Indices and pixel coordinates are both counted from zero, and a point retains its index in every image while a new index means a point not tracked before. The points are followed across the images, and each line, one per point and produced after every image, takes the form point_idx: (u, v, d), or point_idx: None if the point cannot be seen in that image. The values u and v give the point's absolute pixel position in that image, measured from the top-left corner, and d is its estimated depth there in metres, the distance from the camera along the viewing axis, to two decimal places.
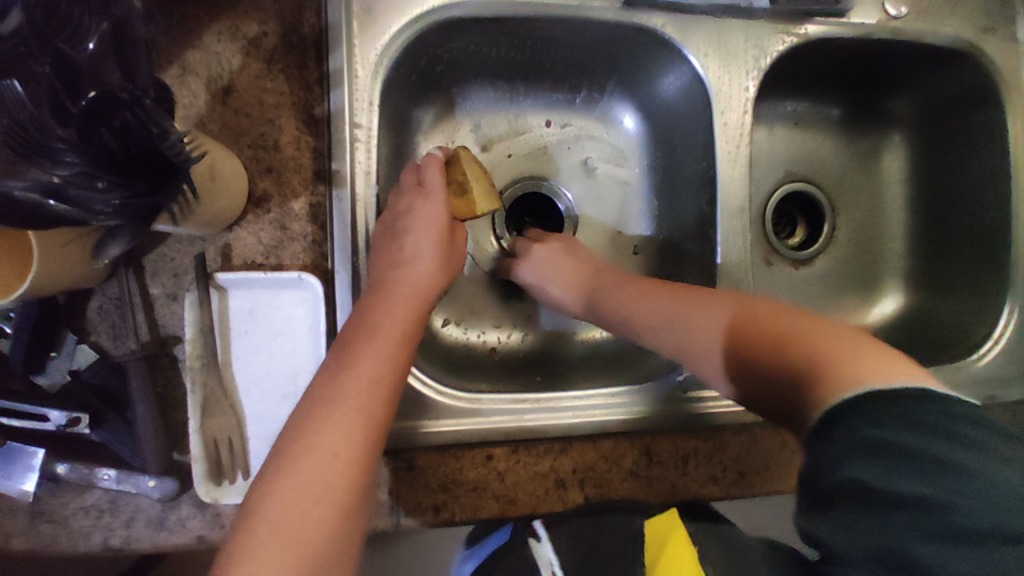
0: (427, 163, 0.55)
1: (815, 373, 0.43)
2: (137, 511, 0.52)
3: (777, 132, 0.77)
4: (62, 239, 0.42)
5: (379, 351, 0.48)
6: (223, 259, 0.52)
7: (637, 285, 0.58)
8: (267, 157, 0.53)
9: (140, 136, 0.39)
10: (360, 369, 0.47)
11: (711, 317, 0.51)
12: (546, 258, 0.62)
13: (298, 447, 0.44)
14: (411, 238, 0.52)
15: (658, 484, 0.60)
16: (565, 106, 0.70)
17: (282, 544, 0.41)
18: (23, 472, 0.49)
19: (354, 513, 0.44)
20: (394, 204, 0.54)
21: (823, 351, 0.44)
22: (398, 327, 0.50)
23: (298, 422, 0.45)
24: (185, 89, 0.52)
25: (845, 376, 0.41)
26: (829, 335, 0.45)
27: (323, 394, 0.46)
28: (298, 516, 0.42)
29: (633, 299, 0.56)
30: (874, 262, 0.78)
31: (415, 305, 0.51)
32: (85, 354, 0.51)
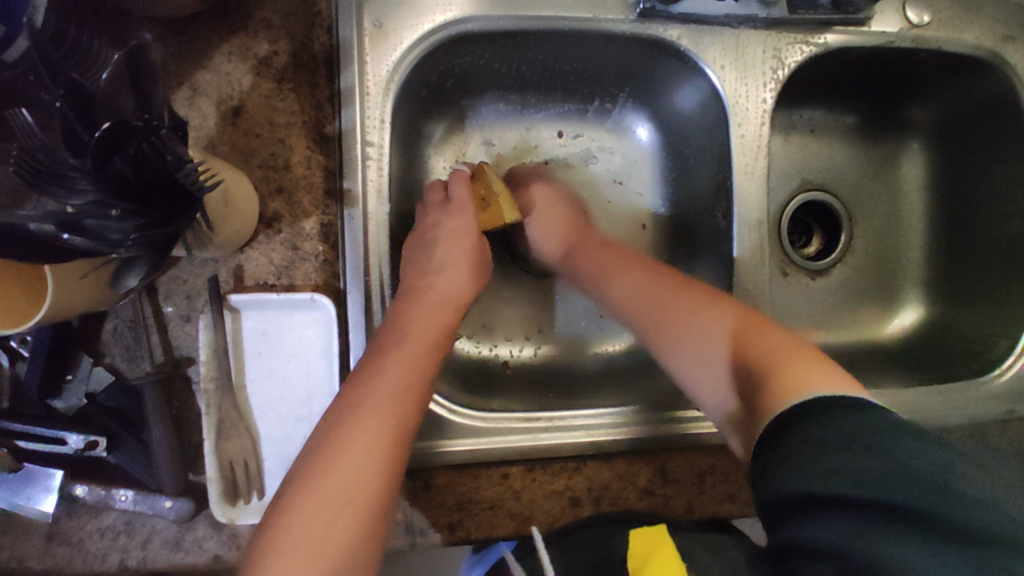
0: (454, 179, 0.57)
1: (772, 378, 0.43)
2: (153, 533, 0.52)
3: (793, 140, 0.75)
4: (80, 269, 0.42)
5: (400, 365, 0.47)
6: (235, 280, 0.52)
7: (610, 252, 0.61)
8: (278, 177, 0.52)
9: (155, 164, 0.38)
10: (386, 380, 0.47)
11: (687, 304, 0.52)
12: (541, 198, 0.64)
13: (329, 452, 0.44)
14: (441, 249, 0.54)
15: (674, 501, 0.60)
16: (577, 117, 0.70)
17: (307, 550, 0.41)
18: (42, 492, 0.49)
19: (374, 533, 0.43)
20: (423, 220, 0.56)
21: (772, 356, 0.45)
22: (421, 343, 0.49)
23: (320, 439, 0.45)
24: (195, 110, 0.51)
25: (793, 382, 0.42)
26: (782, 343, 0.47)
27: (354, 401, 0.46)
28: (326, 521, 0.42)
29: (619, 270, 0.58)
30: (892, 272, 0.76)
31: (437, 321, 0.51)
32: (102, 377, 0.51)
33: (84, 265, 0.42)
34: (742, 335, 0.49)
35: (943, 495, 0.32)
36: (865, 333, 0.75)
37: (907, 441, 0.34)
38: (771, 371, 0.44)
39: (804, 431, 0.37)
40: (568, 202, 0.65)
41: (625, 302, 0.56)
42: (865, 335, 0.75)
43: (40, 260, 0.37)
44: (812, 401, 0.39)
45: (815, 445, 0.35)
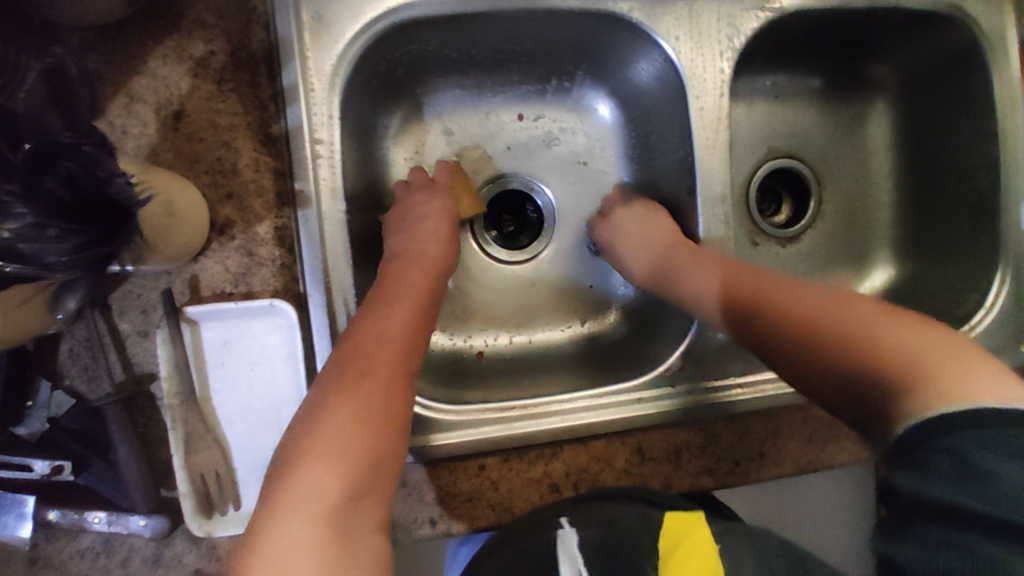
0: (438, 166, 0.64)
1: (903, 383, 0.43)
2: (132, 551, 0.51)
3: (757, 107, 0.74)
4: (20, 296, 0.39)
5: (389, 330, 0.48)
6: (191, 291, 0.51)
7: (703, 260, 0.57)
8: (226, 182, 0.51)
9: (89, 182, 0.36)
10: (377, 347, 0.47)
11: (733, 300, 0.54)
12: (622, 225, 0.64)
13: (322, 418, 0.43)
14: (421, 223, 0.58)
15: (652, 479, 0.60)
16: (537, 98, 0.68)
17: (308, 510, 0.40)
18: (18, 519, 0.48)
19: (377, 487, 0.43)
20: (401, 196, 0.60)
21: (911, 353, 0.44)
22: (407, 309, 0.50)
23: (310, 407, 0.45)
24: (134, 118, 0.49)
25: (940, 389, 0.41)
26: (919, 335, 0.45)
27: (345, 368, 0.46)
28: (324, 481, 0.41)
29: (711, 277, 0.56)
30: (862, 234, 0.76)
31: (420, 290, 0.53)
32: (62, 401, 0.50)
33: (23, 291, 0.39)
34: (870, 334, 0.47)
35: None
36: None
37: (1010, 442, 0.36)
38: (916, 367, 0.43)
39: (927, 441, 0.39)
40: (652, 213, 0.63)
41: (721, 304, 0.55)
42: None
43: None
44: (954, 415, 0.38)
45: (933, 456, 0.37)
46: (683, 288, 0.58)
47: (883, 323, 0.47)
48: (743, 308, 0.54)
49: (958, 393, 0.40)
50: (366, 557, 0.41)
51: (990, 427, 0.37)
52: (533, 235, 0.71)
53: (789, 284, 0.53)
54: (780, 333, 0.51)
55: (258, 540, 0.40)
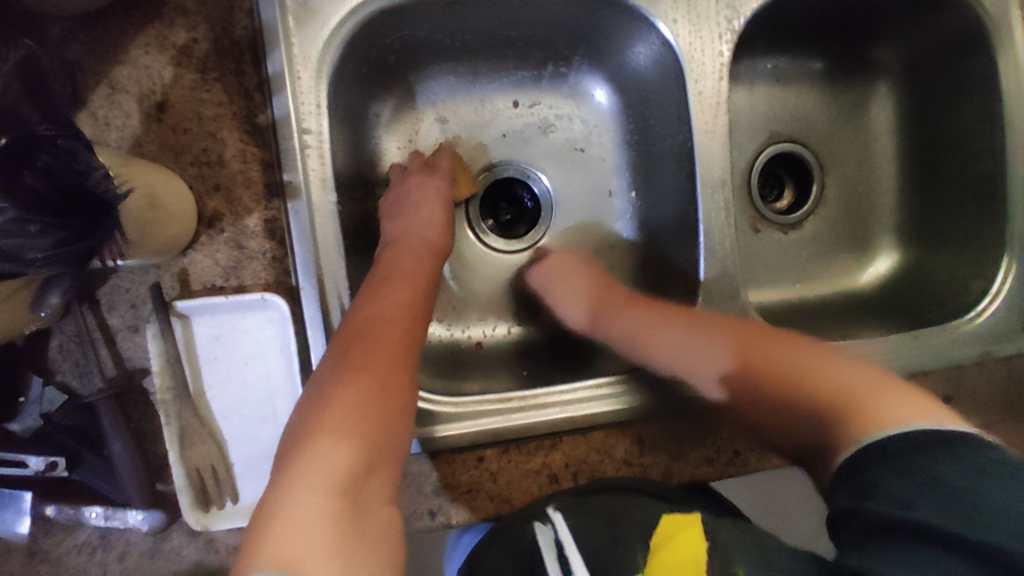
0: (440, 151, 0.63)
1: (837, 412, 0.48)
2: (130, 545, 0.51)
3: (758, 90, 0.73)
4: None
5: (395, 308, 0.49)
6: (181, 285, 0.50)
7: (639, 307, 0.62)
8: (213, 174, 0.50)
9: (70, 176, 0.35)
10: (386, 325, 0.48)
11: (672, 339, 0.58)
12: (553, 271, 0.66)
13: (334, 390, 0.44)
14: (423, 208, 0.58)
15: (652, 469, 0.60)
16: (532, 84, 0.67)
17: (321, 479, 0.40)
18: (17, 515, 0.49)
19: (388, 459, 0.44)
20: (400, 182, 0.60)
21: (839, 385, 0.50)
22: (410, 289, 0.51)
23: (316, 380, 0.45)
24: (117, 109, 0.48)
25: (871, 418, 0.46)
26: (849, 369, 0.51)
27: (355, 342, 0.46)
28: (338, 451, 0.41)
29: (646, 322, 0.60)
30: (866, 220, 0.75)
31: (421, 272, 0.54)
32: (54, 397, 0.49)
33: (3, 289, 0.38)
34: (771, 360, 0.54)
35: (978, 510, 0.37)
36: (841, 283, 0.74)
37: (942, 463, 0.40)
38: (842, 399, 0.49)
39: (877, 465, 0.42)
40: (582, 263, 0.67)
41: (670, 356, 0.58)
42: (842, 285, 0.74)
43: None
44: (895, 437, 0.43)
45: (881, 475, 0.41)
46: (624, 333, 0.61)
47: (787, 350, 0.54)
48: (676, 350, 0.58)
49: (890, 414, 0.45)
50: (377, 525, 0.41)
51: (924, 447, 0.41)
52: (531, 224, 0.70)
53: (711, 321, 0.58)
54: (731, 376, 0.56)
55: (272, 508, 0.40)
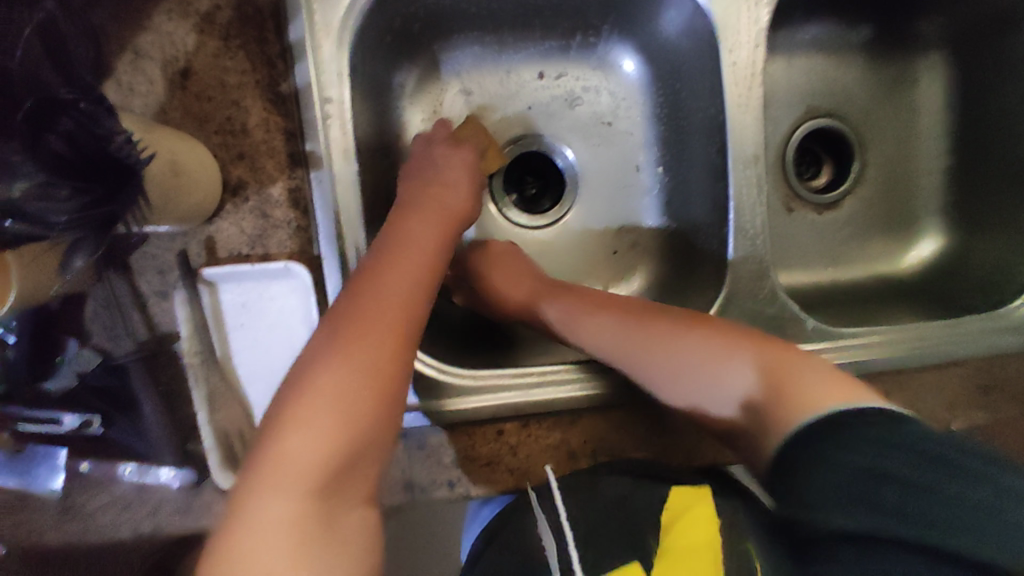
0: (468, 121, 0.62)
1: (773, 398, 0.46)
2: (163, 500, 0.53)
3: (797, 61, 0.69)
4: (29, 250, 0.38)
5: (399, 298, 0.45)
6: (208, 252, 0.51)
7: (568, 293, 0.58)
8: (237, 142, 0.50)
9: (90, 141, 0.37)
10: (368, 323, 0.43)
11: (602, 331, 0.55)
12: (491, 257, 0.61)
13: (303, 392, 0.41)
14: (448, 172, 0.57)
15: (672, 449, 0.60)
16: (559, 54, 0.65)
17: (283, 491, 0.38)
18: (51, 472, 0.52)
19: (360, 470, 0.41)
20: (429, 146, 0.59)
21: (762, 364, 0.48)
22: (417, 277, 0.47)
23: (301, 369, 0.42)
24: (141, 76, 0.49)
25: (803, 399, 0.44)
26: (770, 350, 0.50)
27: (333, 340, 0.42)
28: (302, 462, 0.39)
29: (578, 308, 0.57)
30: (908, 202, 0.71)
31: (431, 257, 0.49)
32: (90, 359, 0.50)
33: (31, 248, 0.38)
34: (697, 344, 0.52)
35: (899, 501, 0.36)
36: (878, 267, 0.71)
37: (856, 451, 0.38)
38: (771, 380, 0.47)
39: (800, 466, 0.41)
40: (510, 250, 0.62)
41: (603, 344, 0.54)
42: (880, 269, 0.71)
43: None
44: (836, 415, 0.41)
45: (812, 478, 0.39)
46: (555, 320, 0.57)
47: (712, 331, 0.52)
48: (609, 340, 0.55)
49: (819, 394, 0.44)
50: (351, 532, 0.41)
51: (845, 433, 0.40)
52: (556, 199, 0.68)
53: (632, 310, 0.56)
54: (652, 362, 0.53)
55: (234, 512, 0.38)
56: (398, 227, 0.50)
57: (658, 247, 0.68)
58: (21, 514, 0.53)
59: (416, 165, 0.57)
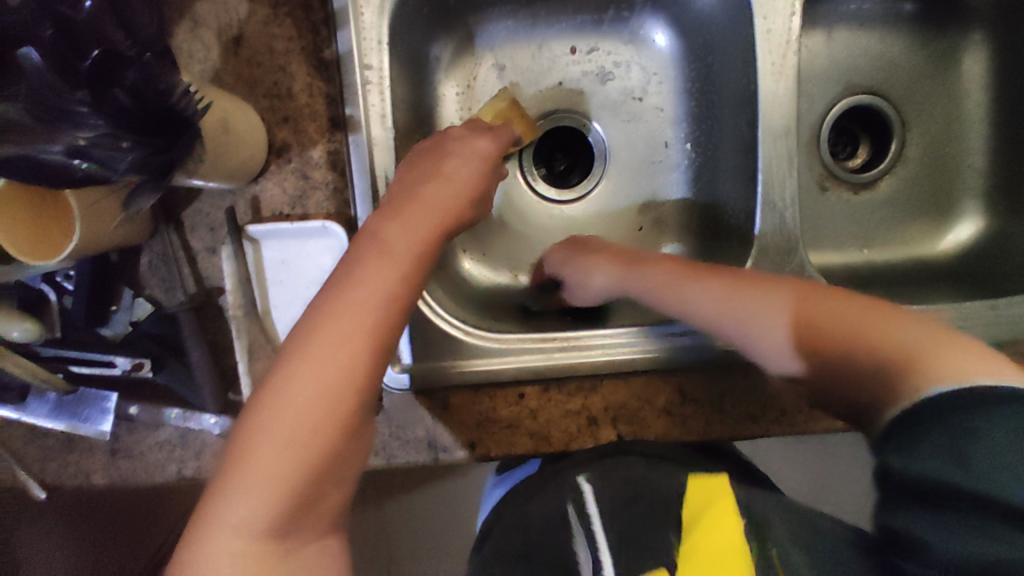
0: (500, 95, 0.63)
1: (895, 366, 0.43)
2: (204, 445, 0.56)
3: (836, 37, 0.68)
4: (90, 199, 0.45)
5: (353, 334, 0.41)
6: (253, 211, 0.54)
7: (666, 263, 0.56)
8: (283, 106, 0.53)
9: (152, 95, 0.39)
10: (332, 351, 0.40)
11: (711, 295, 0.52)
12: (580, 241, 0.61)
13: (263, 423, 0.39)
14: (453, 159, 0.52)
15: (693, 422, 0.59)
16: (592, 29, 0.66)
17: (242, 526, 0.38)
18: (102, 414, 0.55)
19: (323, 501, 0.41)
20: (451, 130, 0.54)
21: (891, 340, 0.44)
22: (377, 304, 0.42)
23: (253, 408, 0.40)
24: (198, 42, 0.52)
25: (928, 371, 0.41)
26: (905, 327, 0.45)
27: (297, 365, 0.40)
28: (259, 499, 0.38)
29: (681, 278, 0.54)
30: (948, 183, 0.70)
31: (403, 273, 0.44)
32: (142, 306, 0.55)
33: (93, 195, 0.45)
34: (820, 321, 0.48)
35: None
36: (914, 250, 0.70)
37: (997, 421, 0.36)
38: (902, 354, 0.43)
39: (905, 431, 0.39)
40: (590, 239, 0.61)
41: (702, 310, 0.52)
42: (916, 251, 0.69)
43: (45, 183, 0.38)
44: (960, 388, 0.38)
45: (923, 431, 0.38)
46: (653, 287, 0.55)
47: (843, 308, 0.48)
48: (720, 305, 0.52)
49: (950, 369, 0.40)
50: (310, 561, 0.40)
51: (967, 409, 0.37)
52: (585, 173, 0.69)
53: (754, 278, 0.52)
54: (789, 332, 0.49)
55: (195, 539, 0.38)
56: (372, 234, 0.46)
57: (686, 223, 0.68)
58: (73, 455, 0.57)
59: (430, 152, 0.52)
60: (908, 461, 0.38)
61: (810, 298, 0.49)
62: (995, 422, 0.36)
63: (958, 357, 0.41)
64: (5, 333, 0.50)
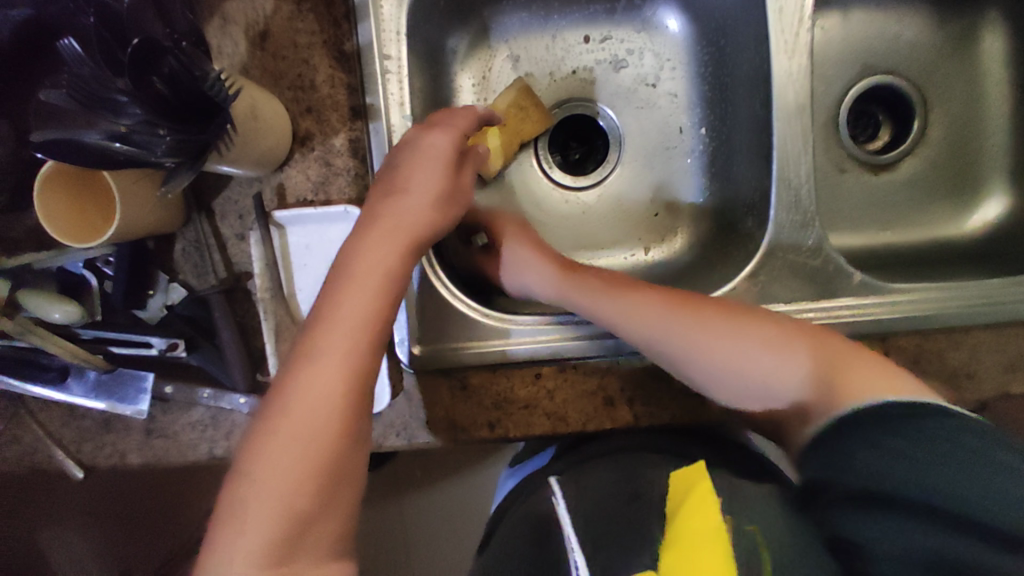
0: (513, 84, 0.64)
1: (834, 386, 0.48)
2: (234, 425, 0.59)
3: (853, 18, 0.68)
4: (128, 179, 0.48)
5: (337, 361, 0.44)
6: (279, 198, 0.56)
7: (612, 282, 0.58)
8: (306, 97, 0.55)
9: (187, 82, 0.42)
10: (316, 375, 0.44)
11: (677, 323, 0.53)
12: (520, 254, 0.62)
13: (259, 451, 0.42)
14: (412, 168, 0.51)
15: (711, 402, 0.59)
16: (605, 17, 0.67)
17: (245, 552, 0.40)
18: (138, 393, 0.57)
19: (323, 520, 0.42)
20: (407, 136, 0.54)
21: (817, 362, 0.50)
22: (359, 332, 0.45)
23: (251, 439, 0.43)
24: (227, 38, 0.54)
25: (870, 388, 0.46)
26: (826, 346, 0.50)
27: (284, 394, 0.44)
28: (261, 522, 0.41)
29: (637, 301, 0.55)
30: (972, 163, 0.68)
31: (379, 298, 0.47)
32: (177, 292, 0.57)
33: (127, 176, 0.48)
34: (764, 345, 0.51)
35: (976, 483, 0.38)
36: (937, 231, 0.68)
37: (947, 440, 0.40)
38: (832, 375, 0.48)
39: (853, 449, 0.43)
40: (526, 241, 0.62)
41: (657, 334, 0.54)
42: (940, 233, 0.68)
43: (83, 161, 0.41)
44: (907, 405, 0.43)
45: (874, 448, 0.42)
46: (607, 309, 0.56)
47: (780, 331, 0.52)
48: (688, 333, 0.53)
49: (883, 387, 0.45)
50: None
51: (917, 429, 0.41)
52: (599, 161, 0.70)
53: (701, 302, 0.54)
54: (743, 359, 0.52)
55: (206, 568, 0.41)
56: (345, 262, 0.48)
57: (700, 207, 0.68)
58: (108, 436, 0.59)
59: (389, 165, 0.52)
60: (862, 476, 0.41)
61: (754, 320, 0.53)
62: (937, 437, 0.40)
63: (871, 370, 0.48)
64: (48, 314, 0.52)
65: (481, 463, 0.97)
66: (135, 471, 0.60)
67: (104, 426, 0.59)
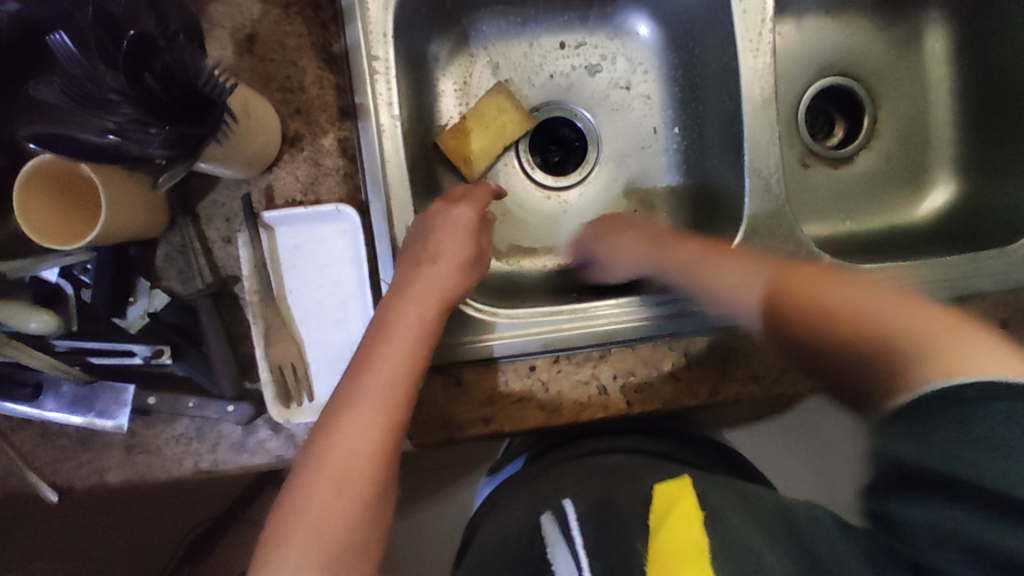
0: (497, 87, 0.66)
1: (899, 355, 0.44)
2: (221, 436, 0.56)
3: (806, 24, 0.73)
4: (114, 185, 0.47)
5: (375, 413, 0.47)
6: (267, 199, 0.56)
7: (699, 248, 0.57)
8: (295, 99, 0.56)
9: (182, 78, 0.42)
10: (359, 419, 0.47)
11: (743, 280, 0.53)
12: (599, 238, 0.62)
13: (303, 488, 0.45)
14: (439, 232, 0.52)
15: (700, 385, 0.60)
16: (579, 25, 0.71)
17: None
18: (120, 408, 0.54)
19: (359, 555, 0.45)
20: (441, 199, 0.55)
21: (887, 323, 0.46)
22: (395, 389, 0.48)
23: (295, 476, 0.46)
24: (214, 42, 0.55)
25: (933, 362, 0.41)
26: (883, 302, 0.48)
27: (329, 436, 0.46)
28: (303, 553, 0.43)
29: (708, 261, 0.55)
30: (920, 153, 0.74)
31: (414, 352, 0.49)
32: (159, 297, 0.56)
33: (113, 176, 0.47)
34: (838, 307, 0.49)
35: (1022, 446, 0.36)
36: (894, 217, 0.73)
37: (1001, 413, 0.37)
38: (904, 344, 0.44)
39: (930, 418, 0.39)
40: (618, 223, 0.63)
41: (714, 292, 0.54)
42: (896, 220, 0.73)
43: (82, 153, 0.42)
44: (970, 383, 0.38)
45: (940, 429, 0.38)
46: (679, 271, 0.56)
47: (837, 293, 0.50)
48: (741, 291, 0.53)
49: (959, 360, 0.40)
50: None
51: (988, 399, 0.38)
52: (578, 161, 0.73)
53: (783, 270, 0.53)
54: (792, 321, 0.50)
55: None
56: (384, 316, 0.50)
57: (677, 201, 0.71)
58: (84, 455, 0.56)
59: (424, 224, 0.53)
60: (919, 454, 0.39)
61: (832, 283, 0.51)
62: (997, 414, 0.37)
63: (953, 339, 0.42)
64: (23, 324, 0.51)
65: (470, 472, 0.96)
66: (114, 491, 0.57)
67: (82, 444, 0.56)
